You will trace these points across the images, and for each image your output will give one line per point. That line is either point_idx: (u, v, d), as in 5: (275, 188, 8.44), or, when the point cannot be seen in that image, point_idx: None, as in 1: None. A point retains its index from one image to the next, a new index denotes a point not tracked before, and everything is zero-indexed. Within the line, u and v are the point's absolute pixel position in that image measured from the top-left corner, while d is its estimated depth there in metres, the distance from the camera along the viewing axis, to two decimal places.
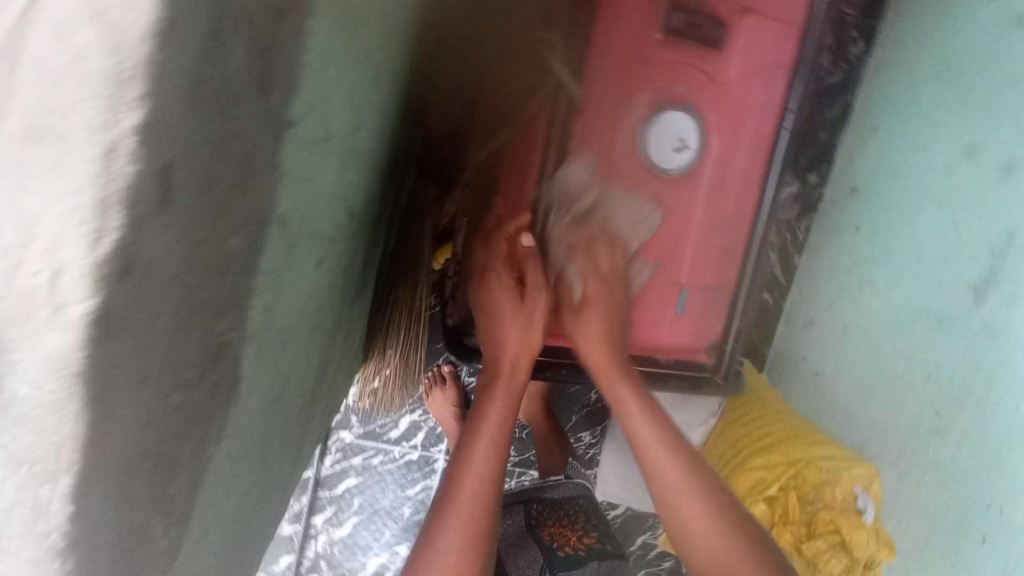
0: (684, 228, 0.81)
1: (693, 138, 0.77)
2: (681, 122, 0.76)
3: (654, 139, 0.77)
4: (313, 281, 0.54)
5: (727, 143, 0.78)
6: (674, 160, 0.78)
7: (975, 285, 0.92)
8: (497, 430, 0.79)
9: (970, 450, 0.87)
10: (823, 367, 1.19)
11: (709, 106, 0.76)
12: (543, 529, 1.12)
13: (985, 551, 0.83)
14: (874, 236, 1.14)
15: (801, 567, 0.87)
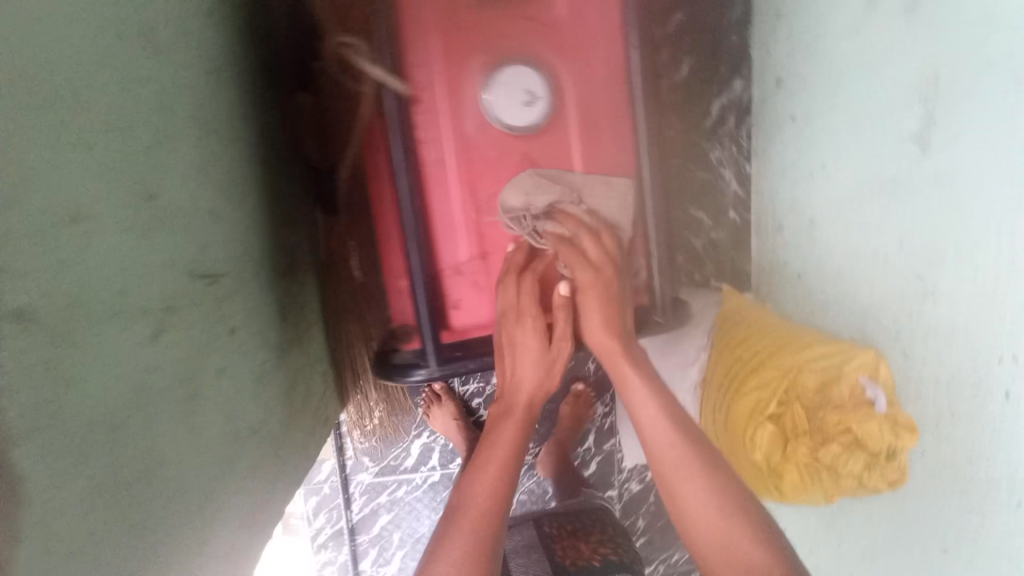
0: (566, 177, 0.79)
1: (543, 88, 0.75)
2: (523, 76, 0.75)
3: (501, 101, 0.75)
4: (172, 346, 0.56)
5: (579, 80, 0.77)
6: (528, 113, 0.76)
7: (918, 134, 0.85)
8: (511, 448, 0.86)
9: (964, 305, 0.80)
10: (803, 266, 1.13)
11: (541, 48, 0.75)
12: (555, 541, 1.13)
13: (1012, 406, 0.74)
14: (808, 120, 1.08)
15: (826, 476, 0.85)
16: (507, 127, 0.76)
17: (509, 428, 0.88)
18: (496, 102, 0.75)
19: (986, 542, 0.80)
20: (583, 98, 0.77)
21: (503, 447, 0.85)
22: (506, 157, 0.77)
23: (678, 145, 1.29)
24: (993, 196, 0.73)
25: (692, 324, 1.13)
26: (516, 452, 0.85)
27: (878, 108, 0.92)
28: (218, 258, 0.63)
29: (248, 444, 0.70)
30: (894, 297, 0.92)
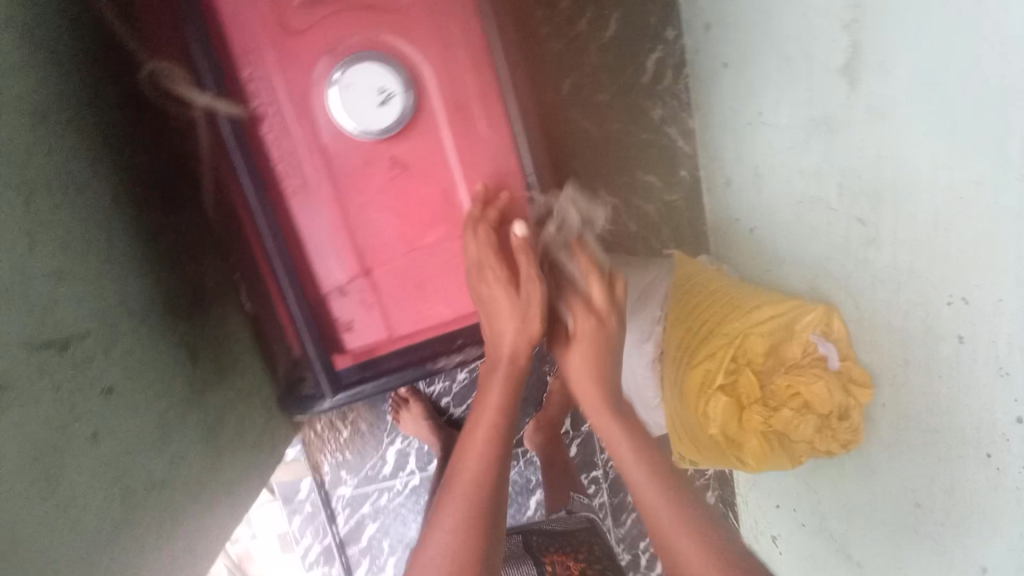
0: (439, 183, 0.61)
1: (395, 79, 0.57)
2: (371, 71, 0.57)
3: (345, 99, 0.58)
4: (25, 419, 0.54)
5: (441, 60, 0.59)
6: (382, 112, 0.59)
7: (844, 68, 0.79)
8: (495, 414, 0.69)
9: (907, 245, 0.76)
10: (755, 221, 1.07)
11: (383, 30, 0.57)
12: (541, 556, 1.04)
13: (967, 350, 0.70)
14: (738, 65, 1.01)
15: (779, 444, 0.84)
16: (358, 136, 0.59)
17: (495, 390, 0.70)
18: (341, 108, 0.58)
19: (970, 491, 0.74)
20: (451, 74, 0.59)
21: (487, 413, 0.69)
22: (366, 169, 0.61)
23: (617, 109, 1.22)
24: (915, 121, 0.70)
25: (648, 294, 1.07)
26: (503, 417, 0.69)
27: (802, 43, 0.85)
28: (84, 310, 0.62)
29: (150, 498, 0.68)
30: (841, 244, 0.87)
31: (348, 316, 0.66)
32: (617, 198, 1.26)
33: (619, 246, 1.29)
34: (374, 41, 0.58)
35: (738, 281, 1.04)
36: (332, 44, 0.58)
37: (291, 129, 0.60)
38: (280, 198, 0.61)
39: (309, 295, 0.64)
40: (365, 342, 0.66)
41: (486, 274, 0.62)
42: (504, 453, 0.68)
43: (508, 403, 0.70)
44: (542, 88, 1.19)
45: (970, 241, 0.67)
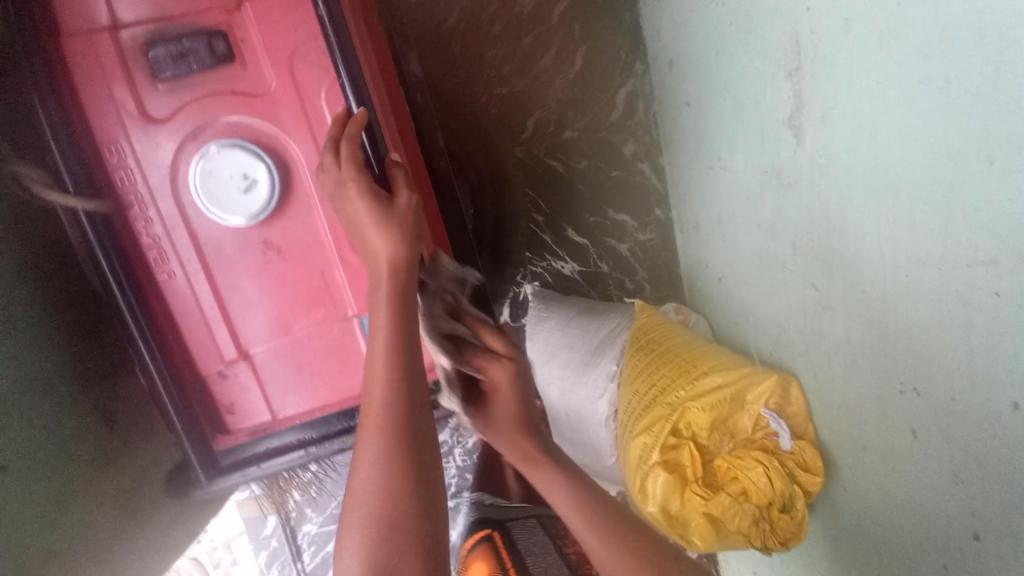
0: (311, 263, 0.65)
1: (257, 166, 0.61)
2: (231, 157, 0.61)
3: (213, 181, 0.61)
4: None
5: (305, 142, 0.63)
6: (246, 201, 0.62)
7: (790, 118, 0.72)
8: (384, 378, 0.56)
9: (857, 319, 0.68)
10: (722, 270, 0.99)
11: (251, 119, 0.61)
12: (564, 546, 1.06)
13: (921, 448, 0.62)
14: (699, 105, 0.94)
15: (720, 534, 0.76)
16: (235, 224, 0.63)
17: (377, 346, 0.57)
18: (212, 195, 0.62)
19: None
20: (317, 160, 0.63)
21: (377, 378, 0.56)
22: (241, 255, 0.64)
23: (586, 146, 1.17)
24: (860, 186, 0.63)
25: (603, 347, 1.02)
26: (394, 378, 0.56)
27: (754, 88, 0.78)
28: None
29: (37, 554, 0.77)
30: (798, 307, 0.78)
31: (232, 399, 0.69)
32: (587, 238, 1.21)
33: (590, 287, 1.23)
34: (243, 131, 0.61)
35: (703, 337, 0.96)
36: (196, 129, 0.61)
37: (160, 221, 0.63)
38: (148, 291, 0.64)
39: (193, 380, 0.68)
40: (249, 422, 0.70)
41: (361, 183, 0.59)
42: (406, 423, 0.55)
43: (397, 360, 0.57)
44: (506, 128, 1.14)
45: (917, 325, 0.59)
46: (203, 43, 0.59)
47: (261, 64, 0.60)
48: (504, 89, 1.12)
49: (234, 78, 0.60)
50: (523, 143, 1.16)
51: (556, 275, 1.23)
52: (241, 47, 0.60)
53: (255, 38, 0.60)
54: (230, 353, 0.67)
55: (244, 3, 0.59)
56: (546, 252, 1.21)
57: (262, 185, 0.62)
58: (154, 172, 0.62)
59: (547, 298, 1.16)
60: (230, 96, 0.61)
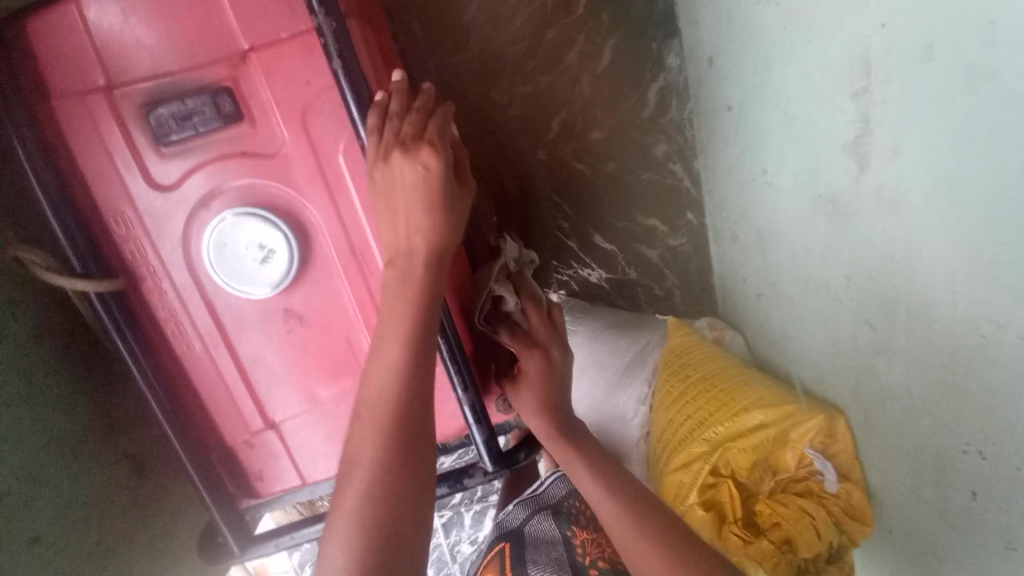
0: (339, 329, 0.65)
1: (273, 237, 0.59)
2: (247, 228, 0.59)
3: (229, 251, 0.59)
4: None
5: (321, 202, 0.60)
6: (267, 273, 0.60)
7: (851, 142, 0.65)
8: (386, 396, 0.53)
9: (918, 367, 0.63)
10: (762, 287, 0.94)
11: (268, 183, 0.59)
12: (574, 536, 0.85)
13: (980, 511, 0.59)
14: (742, 111, 0.87)
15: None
16: (255, 292, 0.61)
17: (376, 364, 0.55)
18: (231, 268, 0.60)
19: None
20: (336, 224, 0.61)
21: (373, 399, 0.54)
22: (263, 326, 0.63)
23: (614, 148, 1.09)
24: (931, 233, 0.57)
25: (635, 366, 0.99)
26: (404, 384, 0.53)
27: (809, 103, 0.70)
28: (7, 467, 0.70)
29: None
30: (849, 342, 0.73)
31: (262, 465, 0.70)
32: (616, 243, 1.16)
33: (618, 294, 1.19)
34: (258, 194, 0.59)
35: (740, 361, 0.92)
36: (208, 197, 0.59)
37: (178, 290, 0.62)
38: (167, 364, 0.64)
39: (220, 449, 0.68)
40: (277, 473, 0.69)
41: (437, 153, 0.54)
42: (399, 404, 0.53)
43: (400, 378, 0.54)
44: (530, 130, 1.07)
45: (990, 391, 0.55)
46: (210, 104, 0.56)
47: (272, 122, 0.57)
48: (527, 88, 1.04)
49: (243, 141, 0.58)
50: (547, 146, 1.09)
51: (582, 282, 1.19)
52: (250, 104, 0.57)
53: (264, 93, 0.56)
54: (256, 424, 0.67)
55: (250, 56, 0.55)
56: (572, 259, 1.17)
57: (281, 255, 0.60)
58: (165, 237, 0.60)
59: (575, 310, 1.12)
60: (241, 162, 0.58)
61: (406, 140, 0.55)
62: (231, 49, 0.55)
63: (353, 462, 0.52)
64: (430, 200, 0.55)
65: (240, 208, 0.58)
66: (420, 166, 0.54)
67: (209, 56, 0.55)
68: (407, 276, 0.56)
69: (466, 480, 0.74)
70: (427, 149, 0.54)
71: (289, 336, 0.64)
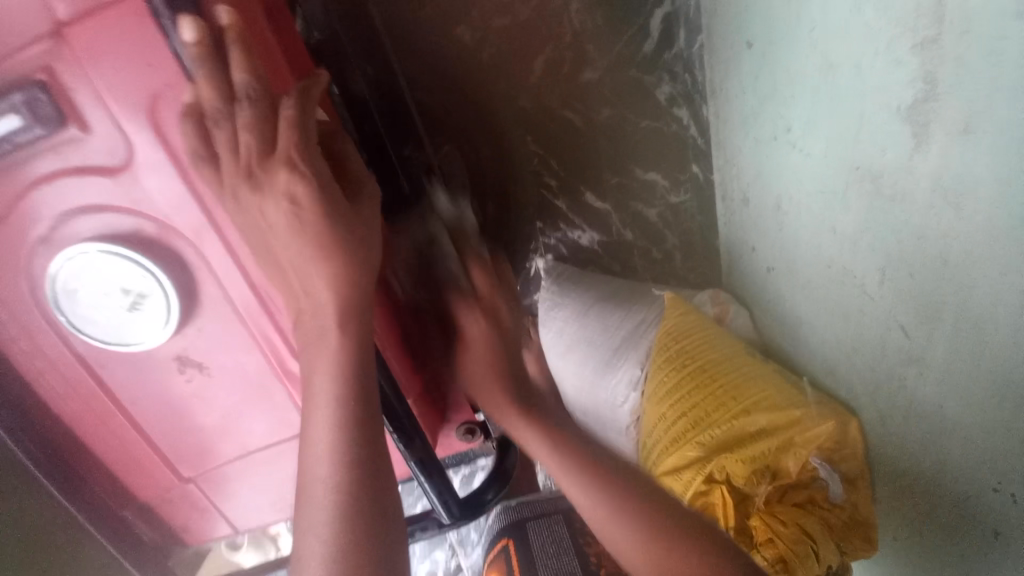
0: (240, 379, 0.52)
1: (143, 278, 0.44)
2: (109, 267, 0.43)
3: (91, 305, 0.45)
4: None
5: (195, 220, 0.44)
6: (146, 327, 0.46)
7: (907, 109, 0.52)
8: (332, 453, 0.40)
9: (957, 387, 0.54)
10: (773, 260, 0.82)
11: (115, 207, 0.43)
12: (586, 545, 0.82)
13: (1001, 550, 0.53)
14: (767, 50, 0.71)
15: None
16: (144, 346, 0.47)
17: (320, 409, 0.41)
18: (99, 322, 0.45)
19: None
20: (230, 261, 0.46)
21: (322, 449, 0.40)
22: (153, 377, 0.50)
23: (609, 90, 0.91)
24: (997, 237, 0.46)
25: (625, 348, 0.90)
26: (352, 432, 0.41)
27: (858, 50, 0.56)
28: None
29: None
30: (876, 344, 0.64)
31: (191, 515, 0.59)
32: (611, 202, 1.01)
33: (610, 258, 1.07)
34: (109, 226, 0.43)
35: (742, 345, 0.82)
36: (52, 232, 0.43)
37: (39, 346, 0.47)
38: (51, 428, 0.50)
39: (134, 505, 0.55)
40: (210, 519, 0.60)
41: (302, 178, 0.40)
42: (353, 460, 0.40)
43: (348, 430, 0.41)
44: (509, 72, 0.88)
45: None
46: (19, 107, 0.38)
47: (111, 121, 0.40)
48: (504, 20, 0.84)
49: (71, 150, 0.40)
50: (531, 91, 0.90)
51: (573, 246, 1.06)
52: (73, 100, 0.39)
53: (88, 77, 0.38)
54: (183, 472, 0.56)
55: (65, 34, 0.37)
56: (560, 222, 1.03)
57: (158, 295, 0.45)
58: (13, 276, 0.44)
59: (563, 279, 1.01)
60: (79, 181, 0.41)
61: (255, 165, 0.39)
62: (47, 21, 0.37)
63: (308, 513, 0.39)
64: (323, 233, 0.41)
65: (95, 246, 0.42)
66: (284, 199, 0.39)
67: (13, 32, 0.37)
68: (318, 336, 0.43)
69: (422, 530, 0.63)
70: (290, 170, 0.39)
71: (191, 389, 0.51)
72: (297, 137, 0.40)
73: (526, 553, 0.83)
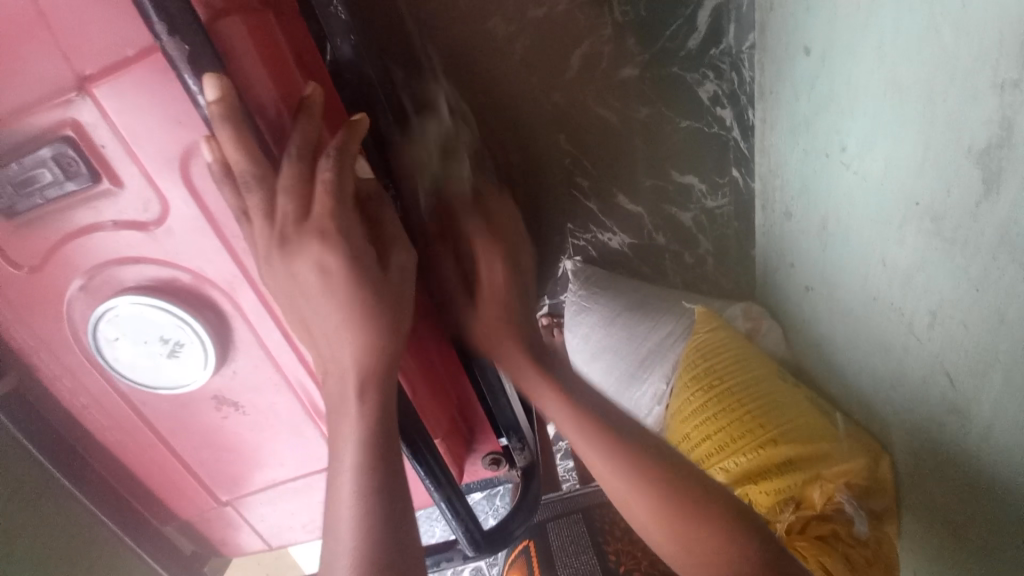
0: (268, 418, 0.52)
1: (180, 329, 0.44)
2: (145, 318, 0.43)
3: (127, 350, 0.45)
4: None
5: (230, 272, 0.44)
6: (180, 374, 0.47)
7: (979, 151, 0.48)
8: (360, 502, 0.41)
9: (998, 445, 0.52)
10: (813, 280, 0.79)
11: (152, 260, 0.43)
12: (605, 544, 0.82)
13: None
14: (826, 59, 0.66)
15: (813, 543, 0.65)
16: (180, 389, 0.48)
17: (347, 473, 0.42)
18: (140, 367, 0.46)
19: None
20: (257, 308, 0.46)
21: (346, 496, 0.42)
22: (192, 414, 0.52)
23: (648, 88, 0.86)
24: None
25: (652, 360, 0.89)
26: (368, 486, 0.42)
27: (931, 77, 0.51)
28: None
29: None
30: (916, 387, 0.61)
31: (229, 532, 0.62)
32: (643, 204, 0.96)
33: (641, 261, 1.02)
34: (148, 278, 0.43)
35: (773, 366, 0.80)
36: (89, 282, 0.43)
37: (72, 378, 0.49)
38: (92, 449, 0.53)
39: (176, 521, 0.60)
40: (240, 531, 0.62)
41: (332, 250, 0.40)
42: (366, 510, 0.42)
43: (370, 494, 0.42)
44: (545, 64, 0.83)
45: None
46: (49, 162, 0.38)
47: (144, 178, 0.39)
48: (540, 11, 0.79)
49: (104, 203, 0.40)
50: (564, 87, 0.85)
51: (602, 248, 1.01)
52: (106, 158, 0.38)
53: (110, 129, 0.37)
54: (220, 495, 0.58)
55: (90, 88, 0.36)
56: (590, 223, 0.98)
57: (195, 344, 0.45)
58: (53, 320, 0.45)
59: (592, 282, 0.97)
60: (114, 233, 0.41)
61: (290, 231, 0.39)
62: (72, 77, 0.36)
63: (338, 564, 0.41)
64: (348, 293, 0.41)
65: (132, 298, 0.43)
66: (314, 270, 0.40)
67: (40, 88, 0.36)
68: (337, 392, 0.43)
69: (447, 561, 0.64)
70: (320, 238, 0.39)
71: (224, 423, 0.52)
72: (333, 203, 0.39)
73: (547, 551, 0.85)
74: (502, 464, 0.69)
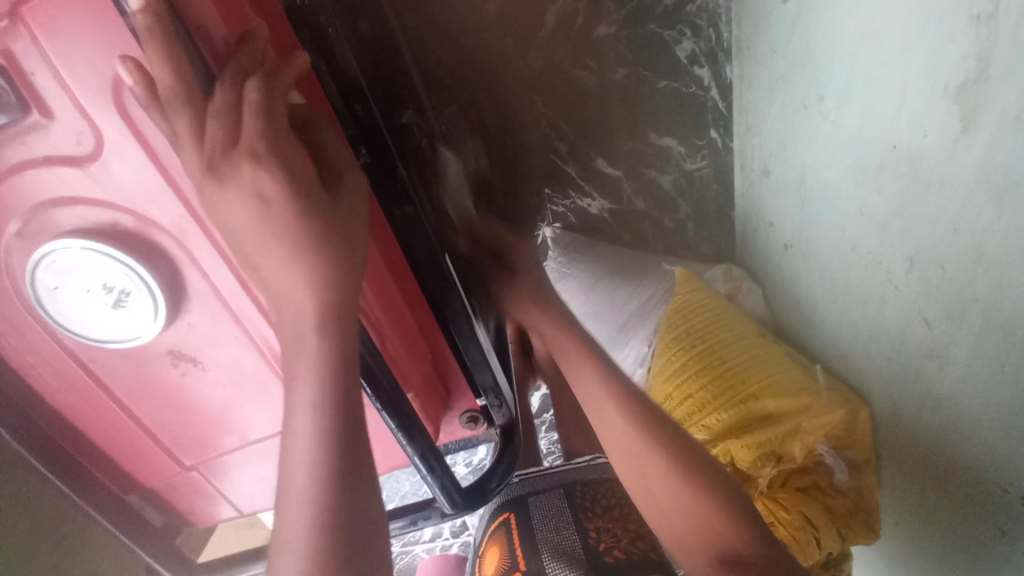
0: (231, 375, 0.50)
1: (126, 276, 0.42)
2: (88, 264, 0.41)
3: (69, 301, 0.42)
4: None
5: (183, 219, 0.42)
6: (128, 324, 0.44)
7: (958, 89, 0.47)
8: (328, 451, 0.39)
9: (977, 386, 0.52)
10: (791, 237, 0.78)
11: (94, 203, 0.40)
12: (586, 520, 0.78)
13: (1004, 547, 0.53)
14: (804, 9, 0.64)
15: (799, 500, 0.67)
16: (131, 344, 0.46)
17: (297, 420, 0.40)
18: (86, 319, 0.43)
19: None
20: (208, 255, 0.43)
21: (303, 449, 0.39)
22: (149, 372, 0.49)
23: (624, 48, 0.82)
24: None
25: (634, 322, 0.92)
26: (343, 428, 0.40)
27: (908, 18, 0.50)
28: None
29: None
30: (894, 332, 0.61)
31: (196, 500, 0.60)
32: (622, 168, 0.94)
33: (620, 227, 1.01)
34: (90, 223, 0.41)
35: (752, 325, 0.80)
36: (27, 227, 0.41)
37: (18, 338, 0.46)
38: (46, 415, 0.50)
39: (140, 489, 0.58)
40: (208, 498, 0.61)
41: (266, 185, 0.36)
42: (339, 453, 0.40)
43: (329, 440, 0.39)
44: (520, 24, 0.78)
45: None
46: None
47: (79, 111, 0.37)
48: None
49: (38, 140, 0.37)
50: (540, 46, 0.80)
51: (580, 214, 0.99)
52: (37, 88, 0.36)
53: (40, 57, 0.35)
54: (185, 460, 0.57)
55: (20, 13, 0.33)
56: (569, 188, 0.95)
57: (143, 292, 0.43)
58: None
59: (571, 249, 0.98)
60: (48, 173, 0.39)
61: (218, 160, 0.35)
62: None
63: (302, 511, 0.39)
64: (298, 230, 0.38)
65: (72, 241, 0.40)
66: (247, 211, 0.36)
67: None
68: (288, 339, 0.40)
69: (423, 518, 0.63)
70: (253, 162, 0.36)
71: (185, 380, 0.50)
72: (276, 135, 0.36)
73: (527, 524, 0.80)
74: (479, 422, 0.67)
